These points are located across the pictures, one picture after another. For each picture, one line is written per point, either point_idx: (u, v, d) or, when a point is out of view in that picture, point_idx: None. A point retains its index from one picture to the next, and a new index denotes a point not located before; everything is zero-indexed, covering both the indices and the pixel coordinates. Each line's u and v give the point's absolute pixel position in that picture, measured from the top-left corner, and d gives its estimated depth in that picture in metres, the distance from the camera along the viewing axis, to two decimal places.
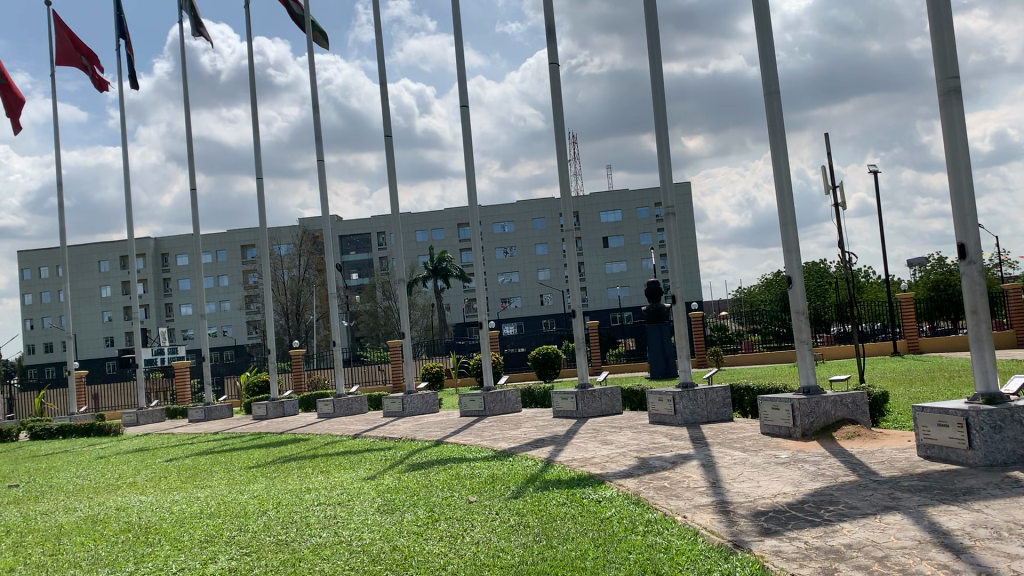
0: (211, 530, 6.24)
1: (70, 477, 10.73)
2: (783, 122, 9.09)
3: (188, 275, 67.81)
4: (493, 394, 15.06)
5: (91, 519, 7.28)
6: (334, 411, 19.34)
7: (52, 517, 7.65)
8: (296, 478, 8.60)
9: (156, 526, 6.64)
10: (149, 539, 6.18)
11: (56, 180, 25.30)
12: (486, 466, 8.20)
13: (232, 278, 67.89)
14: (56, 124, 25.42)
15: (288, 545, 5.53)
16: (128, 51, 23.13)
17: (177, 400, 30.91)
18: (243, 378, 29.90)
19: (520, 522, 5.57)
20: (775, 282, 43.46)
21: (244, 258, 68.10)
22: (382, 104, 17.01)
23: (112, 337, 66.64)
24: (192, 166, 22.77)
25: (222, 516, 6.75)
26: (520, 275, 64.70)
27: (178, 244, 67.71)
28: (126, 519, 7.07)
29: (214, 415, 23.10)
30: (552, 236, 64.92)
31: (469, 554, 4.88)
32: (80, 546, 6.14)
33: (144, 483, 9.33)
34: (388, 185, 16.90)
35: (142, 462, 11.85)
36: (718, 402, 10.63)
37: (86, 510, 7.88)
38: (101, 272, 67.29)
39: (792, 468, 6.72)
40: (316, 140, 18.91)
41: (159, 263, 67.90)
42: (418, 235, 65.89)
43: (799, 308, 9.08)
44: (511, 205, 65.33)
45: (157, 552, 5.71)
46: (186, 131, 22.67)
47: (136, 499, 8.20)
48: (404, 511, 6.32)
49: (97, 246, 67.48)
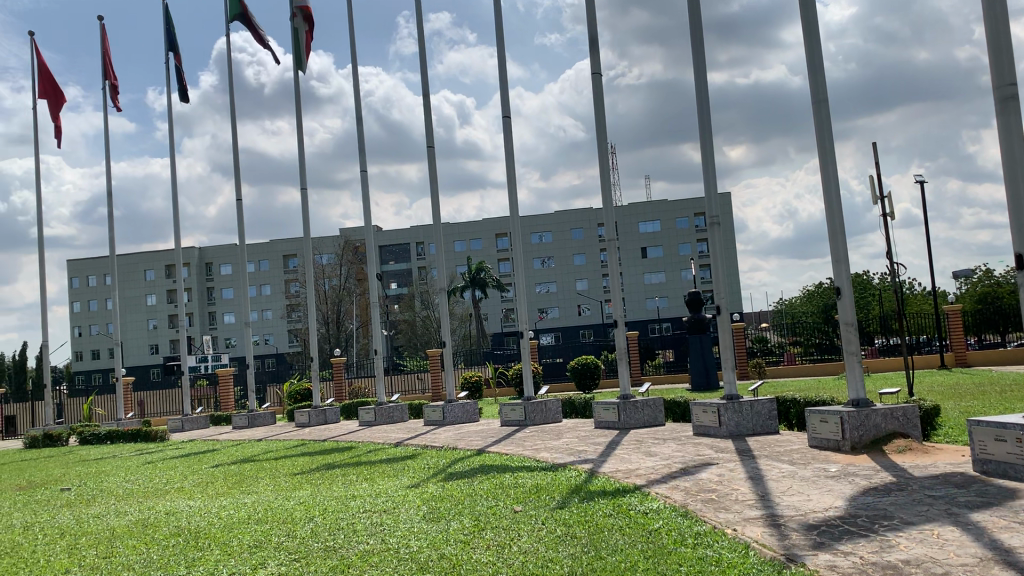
0: (260, 536, 6.30)
1: (119, 481, 10.93)
2: (833, 133, 8.98)
3: (231, 284, 68.89)
4: (533, 403, 15.04)
5: (142, 524, 7.40)
6: (375, 419, 19.48)
7: (103, 521, 7.79)
8: (343, 485, 8.67)
9: (206, 530, 6.73)
10: (200, 543, 6.26)
11: (108, 191, 25.79)
12: (530, 476, 8.18)
13: (275, 286, 68.72)
14: (105, 140, 25.99)
15: (336, 553, 5.56)
16: (178, 64, 23.58)
17: (221, 406, 31.23)
18: (287, 386, 30.11)
19: (567, 532, 5.55)
20: (817, 293, 42.88)
21: (285, 267, 68.92)
22: (424, 115, 17.12)
23: (157, 345, 67.80)
24: (239, 177, 23.06)
25: (270, 522, 6.82)
26: (558, 285, 64.73)
27: (222, 253, 68.84)
28: (176, 523, 7.17)
29: (257, 422, 23.33)
30: (591, 246, 64.81)
31: (518, 563, 4.87)
32: (133, 550, 6.24)
33: (192, 488, 9.47)
34: (430, 198, 16.98)
35: (192, 466, 12.13)
36: (764, 414, 10.52)
37: (137, 514, 8.00)
38: (148, 280, 68.59)
39: (843, 482, 6.61)
40: (360, 150, 19.10)
41: (203, 272, 69.04)
42: (456, 245, 66.18)
43: (848, 319, 8.94)
44: (549, 214, 65.35)
45: (209, 557, 5.78)
46: (233, 142, 22.98)
47: (185, 504, 8.32)
48: (449, 519, 6.32)
49: (144, 256, 68.88)
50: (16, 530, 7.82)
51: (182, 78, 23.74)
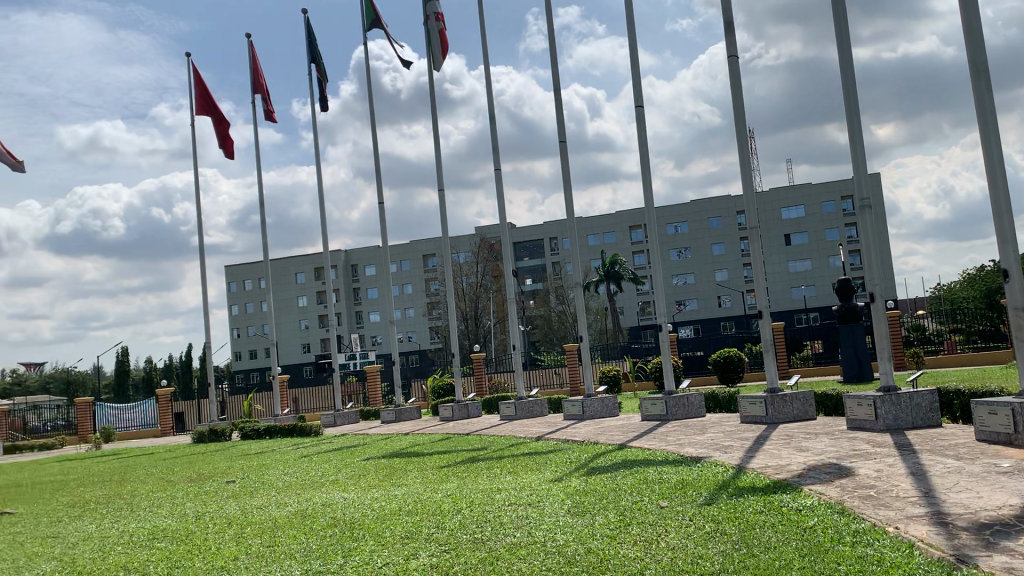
0: (411, 527, 6.49)
1: (279, 474, 11.55)
2: (993, 105, 8.38)
3: (374, 285, 71.46)
4: (675, 398, 14.81)
5: (301, 514, 7.78)
6: (516, 414, 19.72)
7: (266, 511, 8.25)
8: (488, 478, 8.81)
9: (360, 521, 7.01)
10: (355, 533, 6.51)
11: (260, 200, 27.24)
12: (675, 471, 8.05)
13: (415, 285, 70.75)
14: (258, 152, 27.41)
15: (484, 544, 5.65)
16: (320, 76, 24.64)
17: (369, 401, 32.44)
18: (430, 382, 30.97)
19: (717, 529, 5.43)
20: (980, 277, 40.13)
21: (425, 267, 70.81)
22: (556, 110, 17.15)
23: (309, 344, 71.24)
24: (380, 181, 23.85)
25: (420, 513, 7.02)
26: (696, 276, 63.45)
27: (365, 255, 71.51)
28: (331, 514, 7.50)
29: (403, 416, 24.08)
30: (730, 235, 63.19)
31: (667, 559, 4.79)
32: (294, 539, 6.58)
33: (345, 481, 9.88)
34: (563, 193, 17.01)
35: (344, 459, 12.68)
36: (925, 407, 9.94)
37: (296, 505, 8.42)
38: (298, 283, 72.14)
39: (1018, 480, 6.15)
40: (494, 149, 19.35)
41: (349, 274, 72.01)
42: (591, 239, 66.08)
43: (1017, 304, 8.30)
44: (685, 204, 64.15)
45: (363, 547, 6.00)
46: (374, 148, 23.80)
47: (339, 496, 8.70)
48: (594, 514, 6.31)
49: (295, 260, 72.47)
50: (190, 518, 8.41)
51: (324, 89, 24.77)
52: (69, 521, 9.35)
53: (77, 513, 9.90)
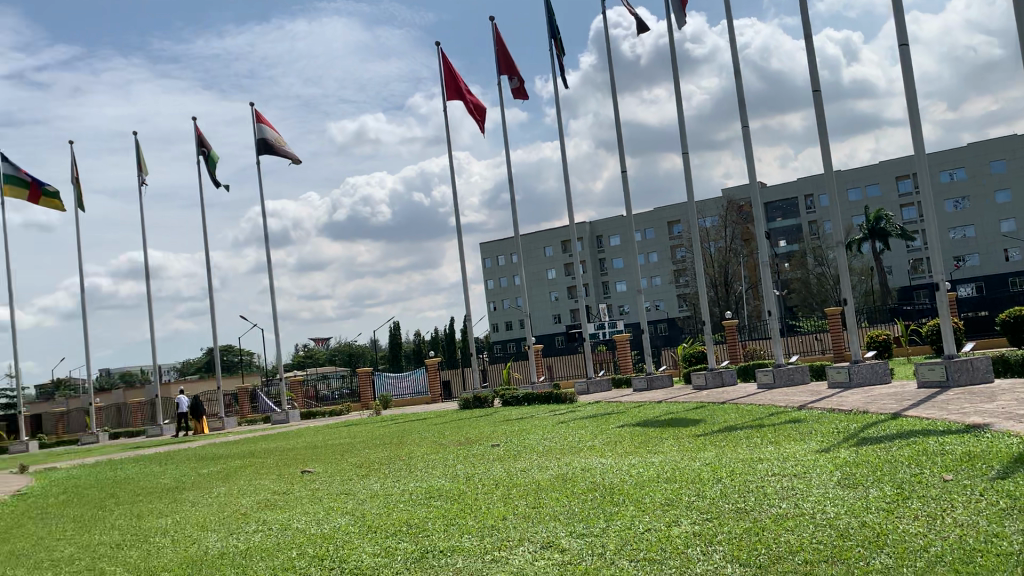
0: (671, 494, 6.48)
1: (539, 439, 11.99)
2: None
3: (622, 254, 71.76)
4: (957, 362, 13.51)
5: (562, 478, 8.02)
6: (774, 381, 19.01)
7: (529, 474, 8.60)
8: (748, 448, 8.56)
9: (620, 487, 7.10)
10: (615, 498, 6.62)
11: (509, 177, 28.20)
12: (960, 442, 7.34)
13: (663, 253, 70.12)
14: (505, 130, 28.15)
15: (749, 514, 5.51)
16: (559, 51, 24.98)
17: (622, 370, 32.75)
18: (682, 349, 30.65)
19: (1015, 506, 4.88)
20: None
21: (672, 234, 69.92)
22: (807, 59, 16.13)
23: (560, 315, 73.20)
24: (623, 150, 23.81)
25: (679, 481, 6.98)
26: (978, 229, 57.36)
27: (611, 225, 71.93)
28: (591, 479, 7.66)
29: (657, 384, 24.05)
30: (1017, 180, 56.33)
31: (957, 537, 4.40)
32: (557, 501, 6.81)
33: (603, 447, 10.04)
34: (818, 146, 16.01)
35: (600, 426, 12.92)
36: None
37: (556, 469, 8.69)
38: (548, 256, 74.10)
39: None
40: (740, 107, 18.61)
41: (596, 244, 72.87)
42: (851, 194, 61.79)
43: None
44: (960, 149, 58.03)
45: (624, 512, 6.09)
46: (616, 117, 23.78)
47: (598, 461, 8.86)
48: (868, 486, 5.92)
49: (543, 234, 74.49)
50: (460, 479, 8.98)
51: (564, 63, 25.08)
52: (358, 480, 10.33)
53: (364, 472, 10.93)
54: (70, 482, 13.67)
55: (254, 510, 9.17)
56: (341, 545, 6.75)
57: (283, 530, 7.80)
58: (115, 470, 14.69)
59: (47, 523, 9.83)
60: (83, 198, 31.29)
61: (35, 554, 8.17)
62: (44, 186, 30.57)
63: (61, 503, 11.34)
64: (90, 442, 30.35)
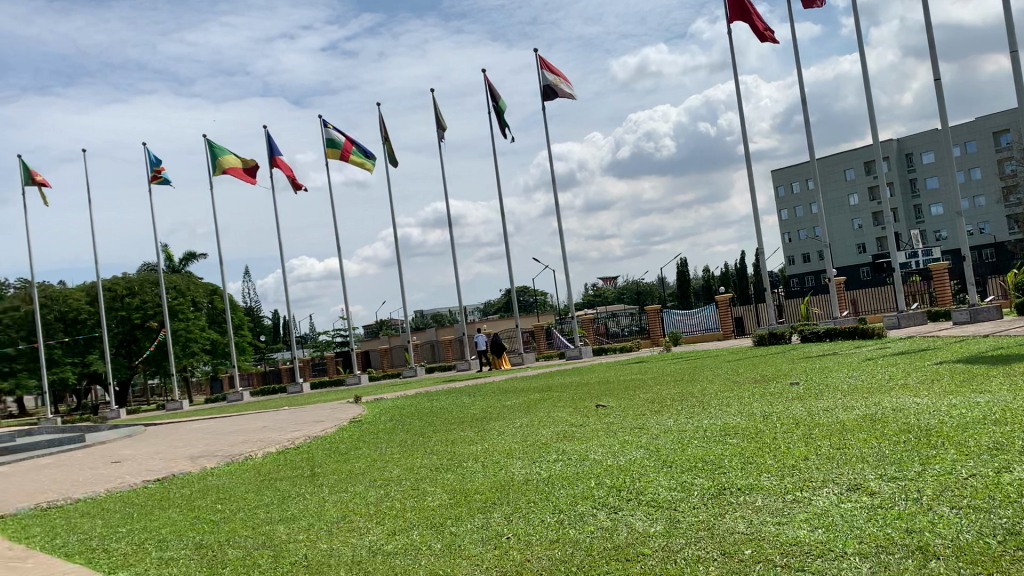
0: (1001, 438, 5.79)
1: (843, 377, 11.27)
2: None
3: (936, 173, 64.85)
4: None
5: (870, 418, 7.48)
6: None
7: (832, 413, 8.12)
8: None
9: (937, 429, 6.47)
10: (932, 441, 6.04)
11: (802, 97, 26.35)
12: None
13: (986, 168, 62.32)
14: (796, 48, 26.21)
15: None
16: None
17: (938, 301, 29.88)
18: (1013, 277, 27.22)
19: None
20: None
21: (997, 146, 61.79)
22: None
23: (865, 244, 68.32)
24: (936, 56, 21.25)
25: (1011, 424, 6.20)
26: None
27: (922, 141, 65.11)
28: (903, 420, 7.06)
29: (981, 316, 21.61)
30: None
31: None
32: (864, 442, 6.37)
33: (916, 386, 9.21)
34: None
35: (913, 363, 11.86)
36: None
37: (863, 409, 8.12)
38: (848, 180, 68.84)
39: None
40: None
41: (904, 164, 66.45)
42: None
43: None
44: None
45: (943, 456, 5.54)
46: (926, 19, 21.23)
47: (911, 401, 8.13)
48: None
49: (841, 156, 69.25)
50: (758, 417, 8.69)
51: None
52: (651, 415, 10.41)
53: (658, 407, 11.01)
54: (394, 411, 15.27)
55: (554, 440, 9.62)
56: (637, 478, 6.86)
57: (582, 461, 8.08)
58: (430, 401, 16.14)
59: (377, 446, 11.06)
60: (394, 153, 33.84)
61: (369, 473, 9.24)
62: (355, 147, 31.75)
63: (388, 429, 12.70)
64: (409, 376, 33.52)
